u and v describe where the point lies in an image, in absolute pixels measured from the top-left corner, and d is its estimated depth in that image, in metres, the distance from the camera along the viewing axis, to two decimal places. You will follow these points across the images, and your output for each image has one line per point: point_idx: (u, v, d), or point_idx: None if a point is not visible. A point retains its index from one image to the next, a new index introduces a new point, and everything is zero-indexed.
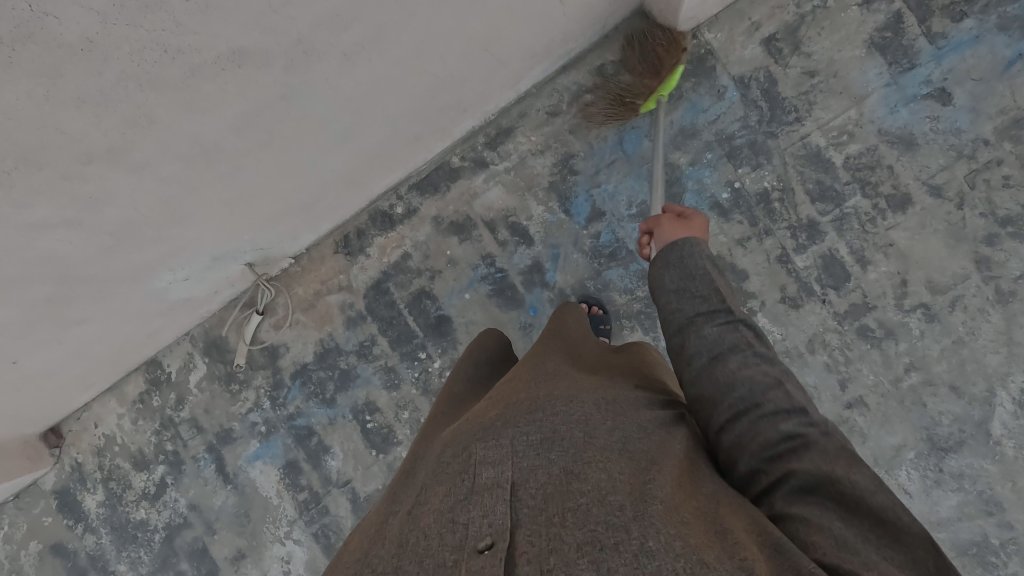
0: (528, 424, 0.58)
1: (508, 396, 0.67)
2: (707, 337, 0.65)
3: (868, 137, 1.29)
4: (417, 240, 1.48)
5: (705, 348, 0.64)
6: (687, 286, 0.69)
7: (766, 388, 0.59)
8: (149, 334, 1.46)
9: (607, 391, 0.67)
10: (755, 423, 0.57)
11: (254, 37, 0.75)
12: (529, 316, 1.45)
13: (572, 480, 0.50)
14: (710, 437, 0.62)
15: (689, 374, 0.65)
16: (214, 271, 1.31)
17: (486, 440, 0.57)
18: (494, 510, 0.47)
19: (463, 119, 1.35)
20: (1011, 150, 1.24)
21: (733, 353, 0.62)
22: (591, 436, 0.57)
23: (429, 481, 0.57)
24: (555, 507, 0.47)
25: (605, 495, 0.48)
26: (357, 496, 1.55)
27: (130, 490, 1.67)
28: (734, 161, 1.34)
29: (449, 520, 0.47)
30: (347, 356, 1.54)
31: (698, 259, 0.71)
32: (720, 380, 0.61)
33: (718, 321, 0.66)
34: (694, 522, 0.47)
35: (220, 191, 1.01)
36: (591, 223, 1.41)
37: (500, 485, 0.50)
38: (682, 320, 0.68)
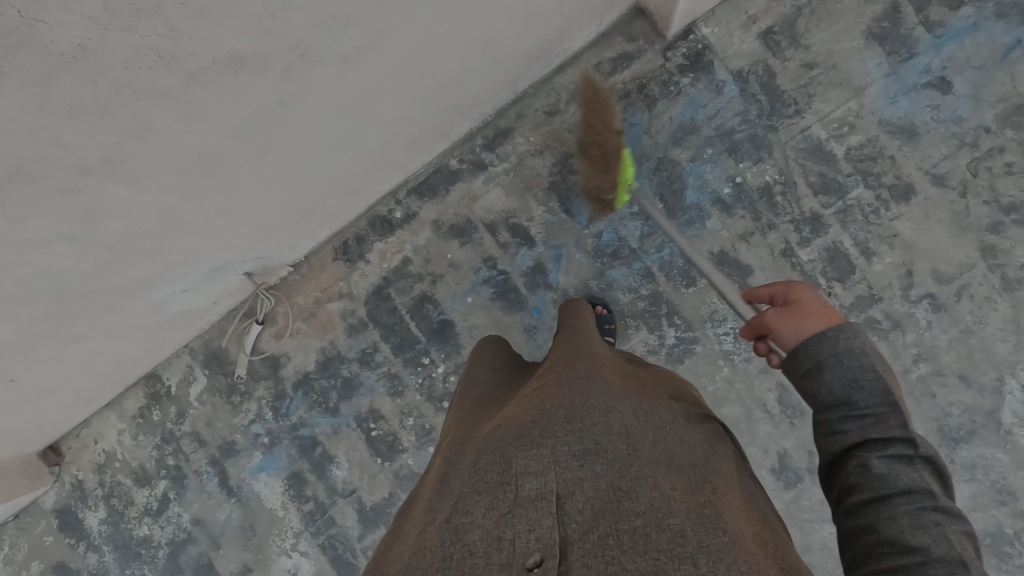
0: (568, 433, 0.58)
1: (541, 398, 0.67)
2: (874, 473, 0.56)
3: (869, 128, 1.29)
4: (417, 244, 1.47)
5: (867, 480, 0.57)
6: (854, 397, 0.61)
7: (933, 554, 0.50)
8: (146, 349, 1.43)
9: (643, 404, 0.68)
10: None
11: (252, 42, 0.73)
12: (533, 318, 1.43)
13: (623, 498, 0.50)
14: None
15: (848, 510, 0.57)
16: (212, 283, 1.29)
17: (524, 447, 0.57)
18: (541, 523, 0.47)
19: (461, 121, 1.33)
20: (1013, 137, 1.24)
21: (896, 499, 0.54)
22: (635, 449, 0.58)
23: (465, 488, 0.56)
24: (607, 526, 0.47)
25: (663, 519, 0.48)
26: (365, 506, 1.54)
27: (132, 507, 1.65)
28: (735, 156, 1.33)
29: (495, 536, 0.48)
30: (350, 363, 1.52)
31: (864, 365, 0.62)
32: (879, 526, 0.54)
33: (892, 450, 0.57)
34: (757, 555, 0.48)
35: (220, 200, 0.99)
36: (593, 222, 1.39)
37: (545, 497, 0.50)
38: (846, 443, 0.60)
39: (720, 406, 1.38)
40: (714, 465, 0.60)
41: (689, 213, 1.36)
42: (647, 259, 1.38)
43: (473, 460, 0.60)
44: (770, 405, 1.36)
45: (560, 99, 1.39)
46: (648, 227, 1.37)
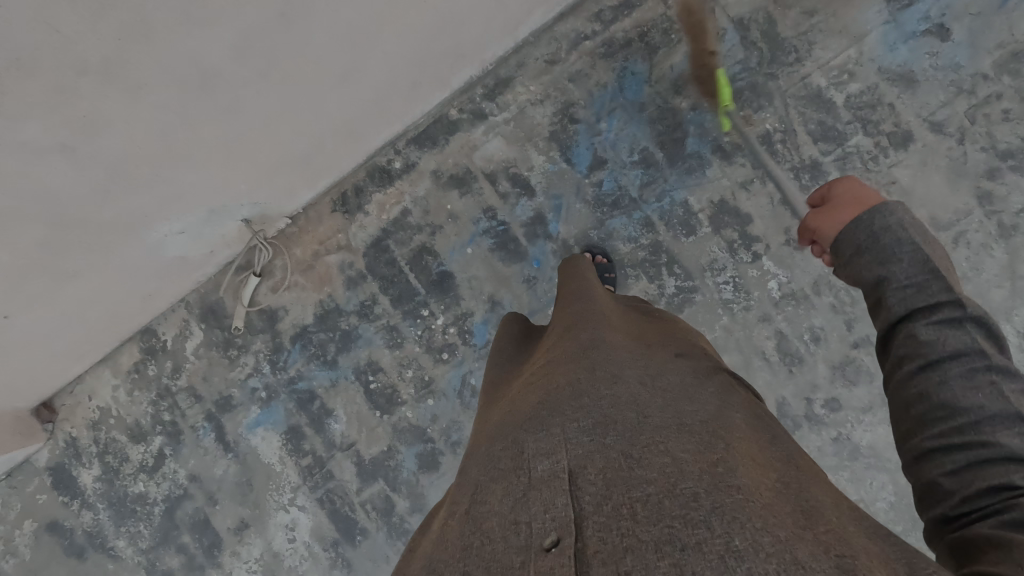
0: (579, 413, 0.58)
1: (550, 381, 0.67)
2: (922, 341, 0.57)
3: (868, 76, 1.29)
4: (416, 195, 1.46)
5: (917, 352, 0.57)
6: (891, 269, 0.60)
7: (997, 418, 0.52)
8: (142, 300, 1.42)
9: (654, 374, 0.67)
10: (973, 461, 0.51)
11: None
12: (533, 269, 1.43)
13: (634, 465, 0.49)
14: (909, 463, 0.56)
15: (899, 379, 0.58)
16: (210, 228, 1.28)
17: (536, 432, 0.56)
18: (556, 503, 0.46)
19: (461, 68, 1.32)
20: (1010, 84, 1.25)
21: (956, 365, 0.54)
22: (646, 417, 0.56)
23: (480, 480, 0.56)
24: (620, 496, 0.45)
25: (677, 483, 0.45)
26: (363, 459, 1.53)
27: (127, 464, 1.64)
28: (735, 104, 1.34)
29: (511, 521, 0.46)
30: (348, 316, 1.51)
31: (896, 244, 0.61)
32: (936, 399, 0.54)
33: (939, 315, 0.57)
34: (779, 505, 0.45)
35: (219, 128, 0.98)
36: (593, 171, 1.39)
37: (557, 476, 0.49)
38: (897, 313, 0.59)
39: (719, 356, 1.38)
40: (728, 421, 0.58)
41: (689, 161, 1.36)
42: (647, 208, 1.38)
43: (488, 451, 0.60)
44: (768, 353, 1.36)
45: (561, 48, 1.38)
46: (648, 176, 1.38)
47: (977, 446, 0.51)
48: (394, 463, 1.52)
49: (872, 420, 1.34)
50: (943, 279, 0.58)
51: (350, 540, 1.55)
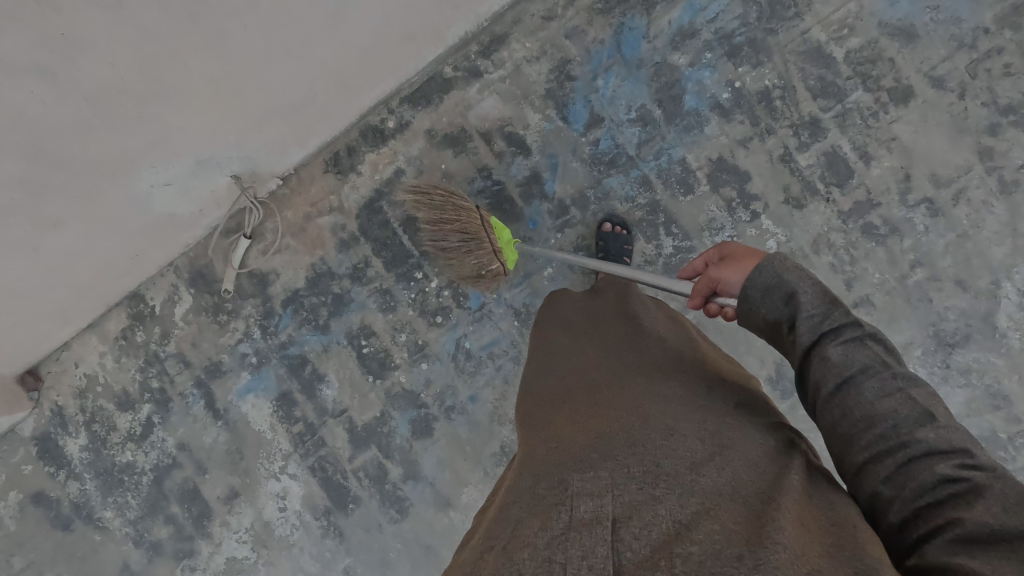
0: (629, 463, 0.66)
1: (604, 424, 0.75)
2: (833, 363, 0.63)
3: (869, 31, 1.27)
4: (410, 155, 1.43)
5: (830, 375, 0.63)
6: (796, 305, 0.67)
7: (909, 421, 0.58)
8: (130, 260, 1.39)
9: (710, 422, 0.73)
10: (900, 464, 0.56)
11: None
12: (529, 230, 1.41)
13: (681, 526, 0.57)
14: (850, 479, 0.61)
15: (822, 406, 0.63)
16: (198, 181, 1.25)
17: (581, 474, 0.66)
18: (593, 550, 0.55)
19: (456, 20, 1.29)
20: (1011, 38, 1.24)
21: (868, 384, 0.61)
22: (700, 475, 0.63)
23: (526, 512, 0.66)
24: (662, 555, 0.54)
25: (720, 547, 0.53)
26: (355, 426, 1.51)
27: (114, 433, 1.61)
28: (734, 60, 1.32)
29: (546, 557, 0.57)
30: (340, 280, 1.49)
31: (796, 280, 0.68)
32: (855, 413, 0.60)
33: (842, 338, 0.64)
34: (821, 563, 0.51)
35: (205, 61, 0.95)
36: (590, 129, 1.37)
37: (600, 522, 0.59)
38: (807, 342, 0.65)
39: (716, 317, 1.36)
40: (790, 479, 0.63)
41: (687, 119, 1.34)
42: (644, 167, 1.36)
43: (535, 483, 0.70)
44: None
45: (557, 3, 1.36)
46: (646, 133, 1.36)
47: (900, 448, 0.57)
48: (387, 430, 1.50)
49: None
50: (839, 304, 0.65)
51: (343, 509, 1.53)
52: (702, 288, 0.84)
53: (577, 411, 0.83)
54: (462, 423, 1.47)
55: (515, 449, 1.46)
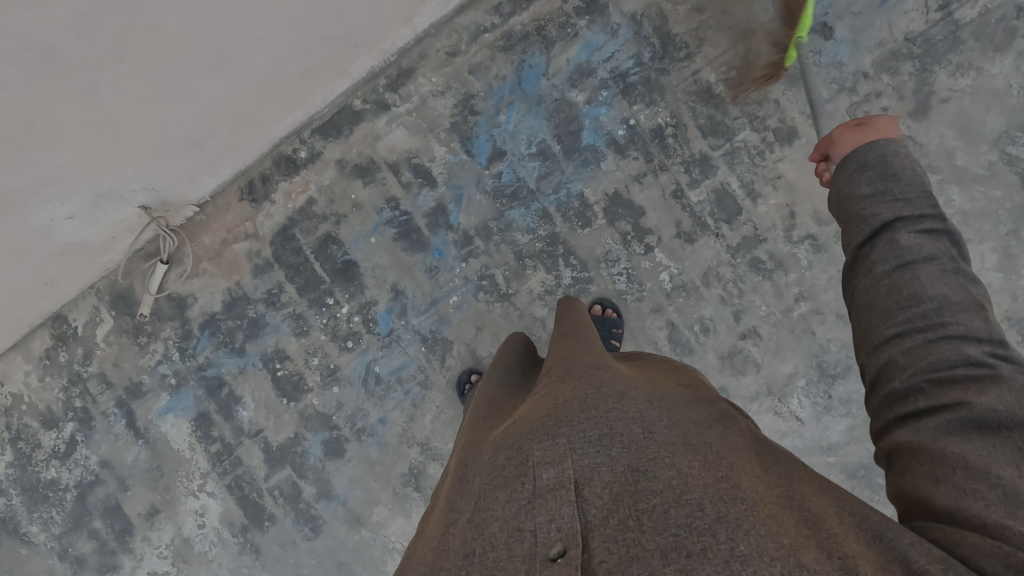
0: (583, 422, 0.60)
1: (556, 395, 0.67)
2: (900, 245, 0.57)
3: (755, 73, 1.32)
4: (322, 184, 1.47)
5: (891, 255, 0.57)
6: (886, 186, 0.61)
7: (959, 309, 0.53)
8: (43, 284, 1.42)
9: (653, 390, 0.69)
10: (931, 338, 0.52)
11: None
12: (435, 258, 1.45)
13: (640, 478, 0.53)
14: (867, 351, 0.57)
15: (866, 281, 0.59)
16: (104, 212, 1.29)
17: (539, 440, 0.59)
18: (561, 512, 0.50)
19: (357, 56, 1.32)
20: (889, 82, 1.29)
21: (926, 267, 0.56)
22: (651, 432, 0.59)
23: (485, 486, 0.59)
24: (627, 508, 0.50)
25: (681, 496, 0.50)
26: (270, 446, 1.55)
27: (39, 450, 1.64)
28: (629, 98, 1.36)
29: (515, 528, 0.51)
30: (256, 304, 1.52)
31: (895, 163, 0.62)
32: (904, 290, 0.55)
33: (921, 227, 0.58)
34: (780, 516, 0.49)
35: (80, 109, 0.97)
36: (492, 162, 1.42)
37: (563, 486, 0.53)
38: (878, 222, 0.60)
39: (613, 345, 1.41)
40: (732, 446, 0.61)
41: (584, 154, 1.39)
42: (544, 200, 1.41)
43: (492, 458, 0.62)
44: (660, 343, 1.40)
45: (461, 40, 1.40)
46: (545, 167, 1.40)
47: (935, 327, 0.53)
48: (301, 450, 1.54)
49: (758, 409, 1.38)
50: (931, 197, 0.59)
51: (259, 526, 1.57)
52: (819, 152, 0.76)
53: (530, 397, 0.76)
54: (372, 444, 1.51)
55: (424, 469, 1.50)
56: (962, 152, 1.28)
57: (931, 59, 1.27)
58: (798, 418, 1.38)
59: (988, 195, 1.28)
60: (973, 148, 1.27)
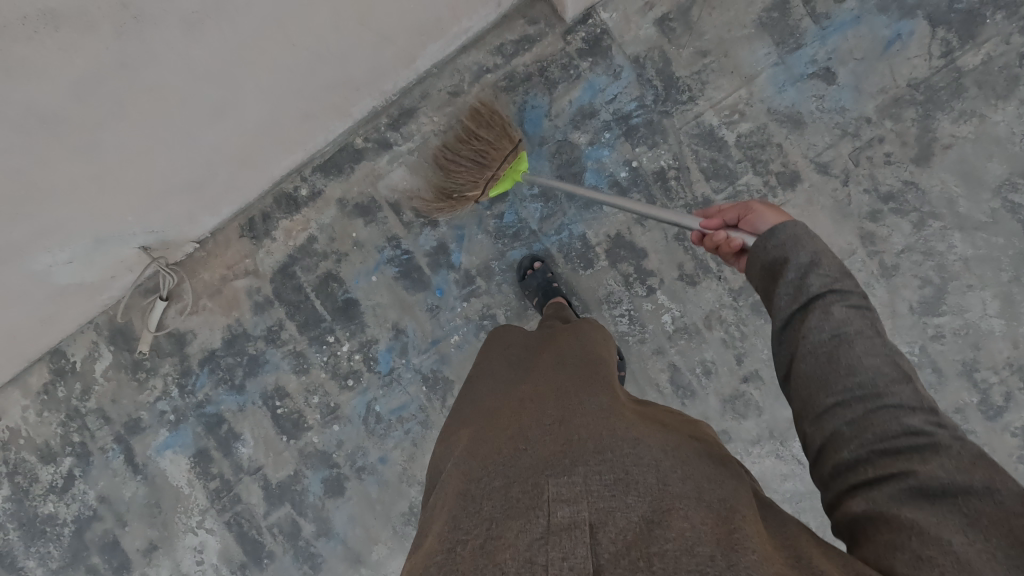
0: (598, 464, 0.61)
1: (567, 430, 0.69)
2: (834, 319, 0.63)
3: (758, 116, 1.32)
4: (323, 222, 1.47)
5: (827, 325, 0.63)
6: (817, 261, 0.67)
7: (891, 379, 0.59)
8: (41, 322, 1.41)
9: (665, 436, 0.71)
10: (869, 410, 0.57)
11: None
12: (436, 298, 1.45)
13: (653, 527, 0.53)
14: (809, 421, 0.62)
15: (806, 351, 0.63)
16: (102, 254, 1.27)
17: (557, 478, 0.59)
18: (575, 552, 0.50)
19: (359, 97, 1.31)
20: (892, 128, 1.29)
21: (850, 331, 0.62)
22: (666, 483, 0.60)
23: (495, 511, 0.58)
24: (639, 551, 0.50)
25: (693, 546, 0.51)
26: (270, 483, 1.54)
27: (37, 484, 1.63)
28: (631, 140, 1.36)
29: (526, 559, 0.50)
30: (255, 341, 1.52)
31: (817, 246, 0.69)
32: (842, 361, 0.61)
33: (849, 302, 0.64)
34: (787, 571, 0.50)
35: (79, 164, 0.95)
36: (494, 203, 1.41)
37: (578, 526, 0.53)
38: (813, 292, 0.65)
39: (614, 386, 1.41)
40: (736, 494, 0.63)
41: (586, 196, 1.38)
42: (546, 240, 1.40)
43: (500, 484, 0.62)
44: (662, 384, 1.39)
45: (463, 80, 1.39)
46: (547, 209, 1.40)
47: (873, 400, 0.58)
48: (301, 488, 1.53)
49: (760, 453, 1.38)
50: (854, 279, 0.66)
51: (258, 563, 1.56)
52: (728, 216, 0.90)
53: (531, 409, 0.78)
54: (372, 482, 1.51)
55: None
56: (964, 199, 1.28)
57: (934, 105, 1.27)
58: (800, 461, 1.38)
59: (990, 242, 1.28)
60: (975, 195, 1.27)
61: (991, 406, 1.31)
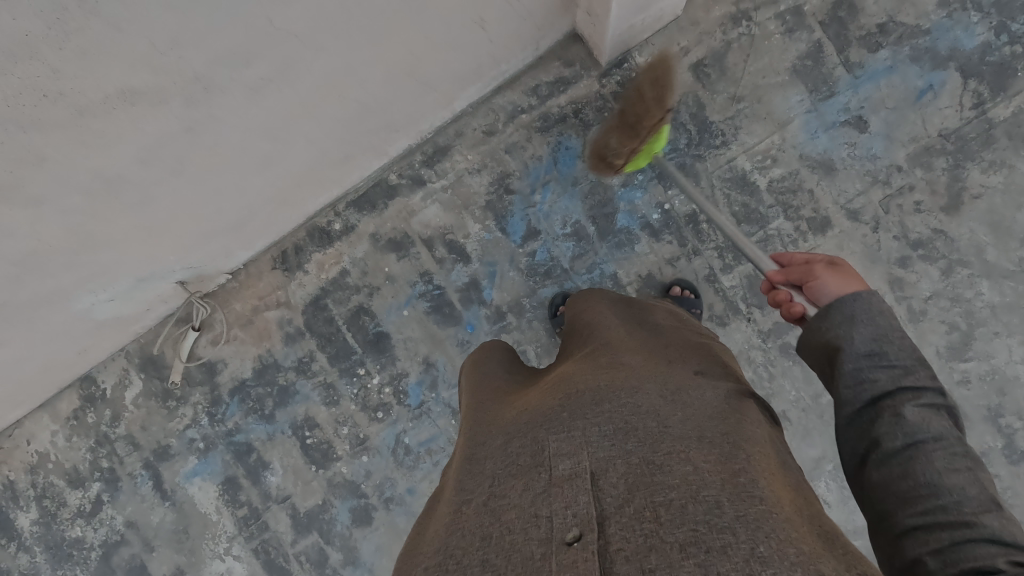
0: (598, 416, 0.62)
1: (568, 387, 0.71)
2: (907, 423, 0.57)
3: (790, 162, 1.34)
4: (355, 256, 1.48)
5: (904, 435, 0.57)
6: (885, 351, 0.61)
7: (976, 504, 0.53)
8: (76, 353, 1.43)
9: (666, 378, 0.72)
10: (954, 534, 0.52)
11: (145, 78, 0.70)
12: (466, 333, 1.46)
13: (655, 471, 0.54)
14: (887, 535, 0.56)
15: (878, 458, 0.58)
16: (142, 291, 1.29)
17: (558, 432, 0.61)
18: (577, 500, 0.51)
19: (396, 139, 1.33)
20: (922, 176, 1.31)
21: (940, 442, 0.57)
22: (665, 426, 0.61)
23: (501, 470, 0.61)
24: (642, 499, 0.51)
25: (699, 493, 0.51)
26: (298, 512, 1.56)
27: (64, 508, 1.63)
28: (663, 183, 1.38)
29: (532, 513, 0.52)
30: (286, 372, 1.53)
31: (886, 326, 0.63)
32: (919, 475, 0.55)
33: (922, 402, 0.59)
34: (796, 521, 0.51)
35: (134, 217, 0.98)
36: (527, 241, 1.43)
37: (580, 475, 0.54)
38: (880, 394, 0.60)
39: None
40: (745, 432, 0.63)
41: (618, 236, 1.40)
42: (577, 279, 1.42)
43: (507, 447, 0.65)
44: None
45: (498, 119, 1.41)
46: (579, 248, 1.41)
47: (959, 523, 0.52)
48: (329, 516, 1.55)
49: None
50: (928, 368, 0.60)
51: None
52: (794, 276, 0.79)
53: (539, 387, 0.80)
54: (400, 513, 1.52)
55: None
56: (992, 248, 1.30)
57: (965, 155, 1.29)
58: (825, 500, 1.39)
59: (1017, 290, 1.30)
60: (1003, 244, 1.30)
61: (1016, 451, 1.31)
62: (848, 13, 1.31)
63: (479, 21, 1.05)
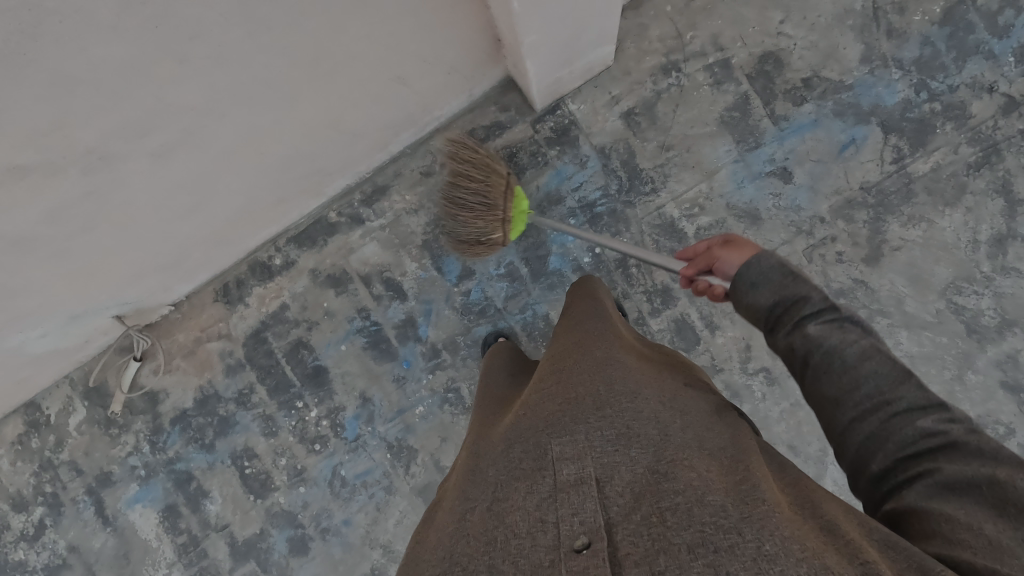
0: (601, 422, 0.62)
1: (568, 390, 0.71)
2: (811, 335, 0.68)
3: (717, 211, 1.36)
4: (295, 291, 1.50)
5: (812, 347, 0.67)
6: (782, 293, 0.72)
7: (896, 380, 0.63)
8: (17, 382, 1.45)
9: (663, 390, 0.72)
10: (890, 418, 0.61)
11: (27, 155, 0.74)
12: (403, 368, 1.49)
13: (662, 479, 0.53)
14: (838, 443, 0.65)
15: (811, 374, 0.67)
16: (77, 326, 1.31)
17: (560, 436, 0.60)
18: (584, 507, 0.49)
19: (334, 180, 1.34)
20: (844, 228, 1.33)
21: (905, 402, 0.61)
22: (668, 434, 0.61)
23: (504, 477, 0.60)
24: (649, 506, 0.49)
25: (703, 496, 0.49)
26: (236, 540, 1.57)
27: (7, 531, 1.61)
28: (595, 228, 1.39)
29: (539, 519, 0.50)
30: (226, 403, 1.55)
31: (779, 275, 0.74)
32: (842, 377, 0.64)
33: (825, 317, 0.69)
34: (795, 521, 0.49)
35: (54, 268, 1.01)
36: (461, 280, 1.46)
37: (585, 482, 0.52)
38: (794, 318, 0.70)
39: None
40: (743, 448, 0.63)
41: (551, 278, 1.43)
42: (510, 319, 1.45)
43: (507, 453, 0.64)
44: None
45: (435, 161, 1.44)
46: (513, 288, 1.44)
47: (886, 406, 0.62)
48: (266, 546, 1.56)
49: None
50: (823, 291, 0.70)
51: None
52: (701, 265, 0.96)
53: (534, 383, 0.80)
54: (336, 544, 1.53)
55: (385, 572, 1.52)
56: (911, 299, 1.32)
57: (885, 209, 1.32)
58: None
59: (935, 341, 1.32)
60: (922, 296, 1.32)
61: None
62: (774, 67, 1.34)
63: (399, 77, 1.07)
